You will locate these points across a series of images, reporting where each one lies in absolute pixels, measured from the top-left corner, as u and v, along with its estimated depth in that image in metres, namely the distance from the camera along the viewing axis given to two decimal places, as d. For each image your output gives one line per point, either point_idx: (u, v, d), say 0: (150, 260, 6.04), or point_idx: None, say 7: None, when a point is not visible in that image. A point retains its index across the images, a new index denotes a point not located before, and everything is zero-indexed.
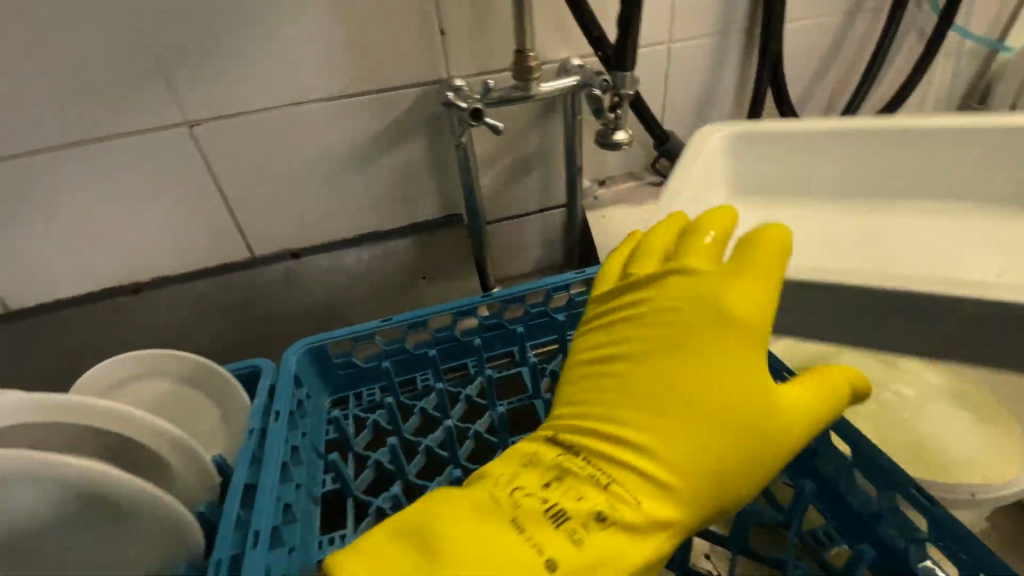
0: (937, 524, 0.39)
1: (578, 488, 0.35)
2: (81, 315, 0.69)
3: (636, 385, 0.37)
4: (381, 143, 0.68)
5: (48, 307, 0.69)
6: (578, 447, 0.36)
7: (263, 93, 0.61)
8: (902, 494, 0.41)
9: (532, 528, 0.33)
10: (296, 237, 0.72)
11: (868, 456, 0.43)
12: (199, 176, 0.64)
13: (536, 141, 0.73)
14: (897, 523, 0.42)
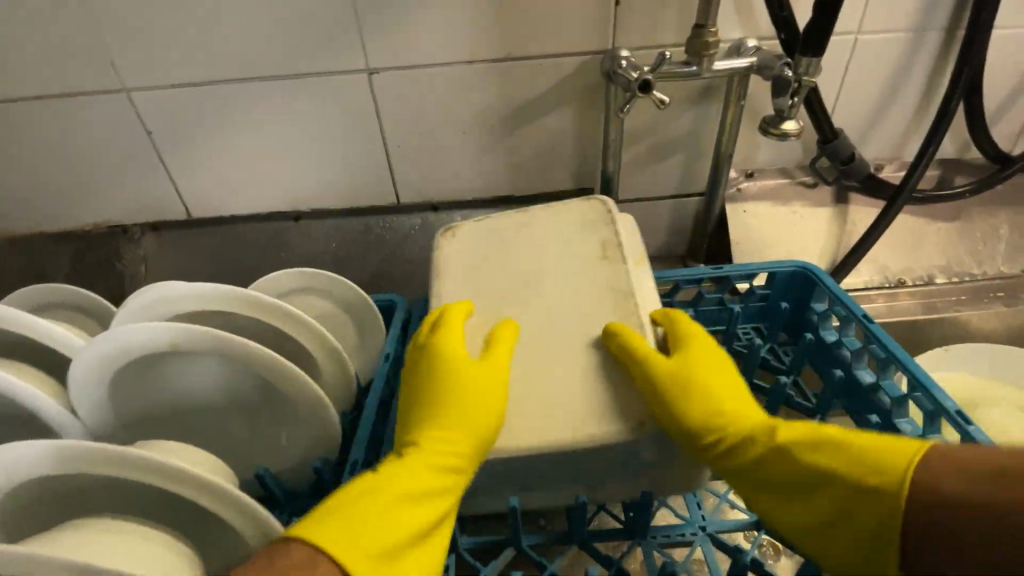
0: None
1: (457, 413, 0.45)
2: (250, 232, 0.79)
3: (453, 347, 0.48)
4: (533, 110, 0.69)
5: (228, 220, 0.79)
6: (468, 386, 0.45)
7: (436, 49, 0.64)
8: None
9: (458, 435, 0.44)
10: (440, 190, 0.76)
11: None
12: (368, 121, 0.70)
13: (687, 125, 0.72)
14: None
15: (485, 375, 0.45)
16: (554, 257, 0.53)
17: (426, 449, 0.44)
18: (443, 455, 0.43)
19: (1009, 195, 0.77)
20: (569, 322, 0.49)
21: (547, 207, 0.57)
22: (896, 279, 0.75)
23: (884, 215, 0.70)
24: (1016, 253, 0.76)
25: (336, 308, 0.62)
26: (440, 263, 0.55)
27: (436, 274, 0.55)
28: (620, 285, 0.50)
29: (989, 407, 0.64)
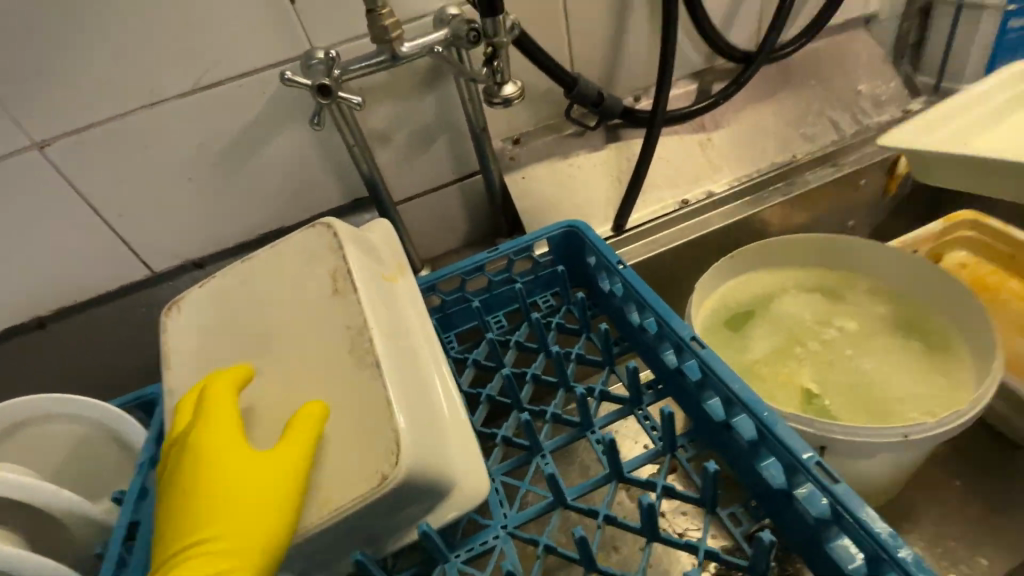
0: (839, 499, 0.34)
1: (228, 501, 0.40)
2: None
3: (220, 432, 0.41)
4: (257, 136, 0.63)
5: None
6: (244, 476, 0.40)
7: (111, 100, 0.56)
8: (802, 467, 0.36)
9: (232, 534, 0.38)
10: (196, 246, 0.68)
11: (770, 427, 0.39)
12: (69, 199, 0.60)
13: (433, 107, 0.67)
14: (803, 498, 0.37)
15: (262, 458, 0.40)
16: (285, 320, 0.48)
17: (195, 556, 0.38)
18: (219, 558, 0.38)
19: (762, 90, 0.80)
20: (310, 406, 0.44)
21: (272, 264, 0.52)
22: (682, 200, 0.76)
23: (646, 144, 0.70)
24: (784, 143, 0.79)
25: (103, 435, 0.53)
26: (171, 354, 0.50)
27: (164, 364, 0.49)
28: (352, 315, 0.46)
29: (780, 297, 0.66)
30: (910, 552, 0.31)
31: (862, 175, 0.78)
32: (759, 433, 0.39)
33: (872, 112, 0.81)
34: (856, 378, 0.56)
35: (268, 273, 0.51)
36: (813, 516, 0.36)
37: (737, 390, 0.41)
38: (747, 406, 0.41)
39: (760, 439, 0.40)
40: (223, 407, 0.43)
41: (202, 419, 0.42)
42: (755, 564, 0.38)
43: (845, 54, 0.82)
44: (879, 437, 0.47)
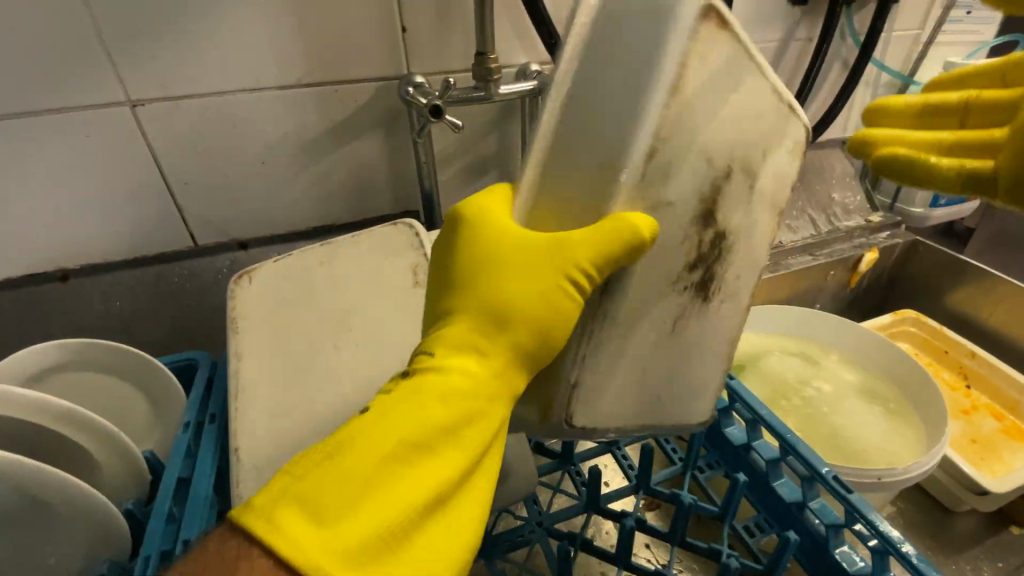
0: (853, 505, 0.42)
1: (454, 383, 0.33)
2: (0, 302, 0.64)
3: (486, 280, 0.35)
4: (334, 136, 0.67)
5: None
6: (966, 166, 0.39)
7: (212, 77, 0.60)
8: (820, 478, 0.44)
9: (432, 417, 0.32)
10: (245, 226, 0.70)
11: (794, 445, 0.46)
12: (142, 159, 0.62)
13: (495, 141, 0.75)
14: (816, 508, 0.45)
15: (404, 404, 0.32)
16: (363, 302, 0.52)
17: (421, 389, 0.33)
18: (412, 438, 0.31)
19: None
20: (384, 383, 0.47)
21: (352, 251, 0.55)
22: None
23: None
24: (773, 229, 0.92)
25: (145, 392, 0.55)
26: (240, 319, 0.52)
27: (232, 327, 0.51)
28: None
29: (766, 356, 0.77)
30: (913, 547, 0.39)
31: (832, 266, 0.92)
32: (782, 449, 0.47)
33: (843, 216, 0.96)
34: (833, 429, 0.65)
35: (347, 258, 0.55)
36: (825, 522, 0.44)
37: (764, 414, 0.49)
38: (771, 428, 0.49)
39: (781, 458, 0.48)
40: (501, 233, 0.34)
41: (493, 293, 0.34)
42: (774, 564, 0.44)
43: (826, 166, 0.98)
44: (860, 477, 0.55)
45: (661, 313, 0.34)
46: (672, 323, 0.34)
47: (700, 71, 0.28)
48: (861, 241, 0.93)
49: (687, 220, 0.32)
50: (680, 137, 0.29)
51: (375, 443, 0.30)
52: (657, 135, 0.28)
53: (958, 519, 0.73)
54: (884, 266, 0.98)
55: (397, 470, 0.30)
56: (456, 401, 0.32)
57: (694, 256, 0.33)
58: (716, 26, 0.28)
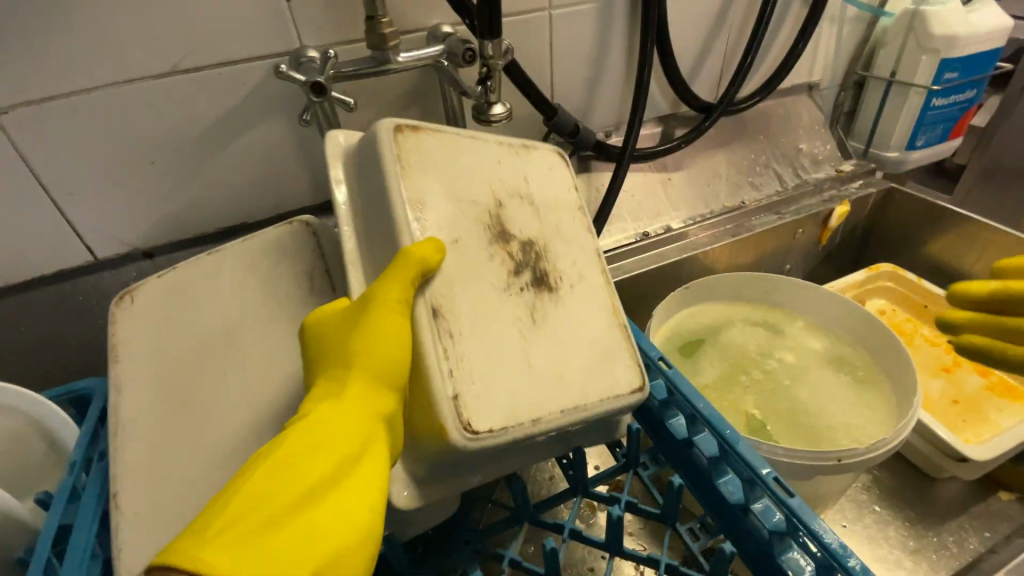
0: (795, 511, 0.38)
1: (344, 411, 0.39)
2: None
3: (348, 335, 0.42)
4: (233, 125, 0.61)
5: None
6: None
7: (76, 72, 0.53)
8: (761, 481, 0.40)
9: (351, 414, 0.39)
10: (150, 233, 0.64)
11: (732, 443, 0.42)
12: (13, 171, 0.55)
13: (416, 117, 0.68)
14: (760, 512, 0.41)
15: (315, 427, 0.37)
16: None
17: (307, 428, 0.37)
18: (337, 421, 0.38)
19: (719, 139, 0.87)
20: None
21: (245, 258, 0.50)
22: (643, 232, 0.80)
23: (616, 176, 0.75)
24: (736, 188, 0.86)
25: (38, 430, 0.48)
26: (122, 347, 0.47)
27: (114, 357, 0.46)
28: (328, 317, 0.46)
29: (727, 328, 0.71)
30: (856, 560, 0.34)
31: (801, 224, 0.86)
32: (721, 449, 0.43)
33: (811, 169, 0.90)
34: (791, 404, 0.61)
35: (239, 267, 0.50)
36: (768, 528, 0.40)
37: (703, 410, 0.45)
38: (711, 425, 0.44)
39: (722, 456, 0.43)
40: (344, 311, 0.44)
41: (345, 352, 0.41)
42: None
43: (791, 115, 0.91)
44: (816, 460, 0.51)
45: (511, 313, 0.46)
46: (529, 316, 0.46)
47: (420, 159, 0.46)
48: (830, 194, 0.87)
49: (483, 246, 0.47)
50: (437, 204, 0.46)
51: (286, 458, 0.35)
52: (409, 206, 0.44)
53: (937, 483, 0.69)
54: (857, 218, 0.92)
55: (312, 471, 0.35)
56: (337, 421, 0.38)
57: (514, 267, 0.47)
58: (409, 133, 0.47)
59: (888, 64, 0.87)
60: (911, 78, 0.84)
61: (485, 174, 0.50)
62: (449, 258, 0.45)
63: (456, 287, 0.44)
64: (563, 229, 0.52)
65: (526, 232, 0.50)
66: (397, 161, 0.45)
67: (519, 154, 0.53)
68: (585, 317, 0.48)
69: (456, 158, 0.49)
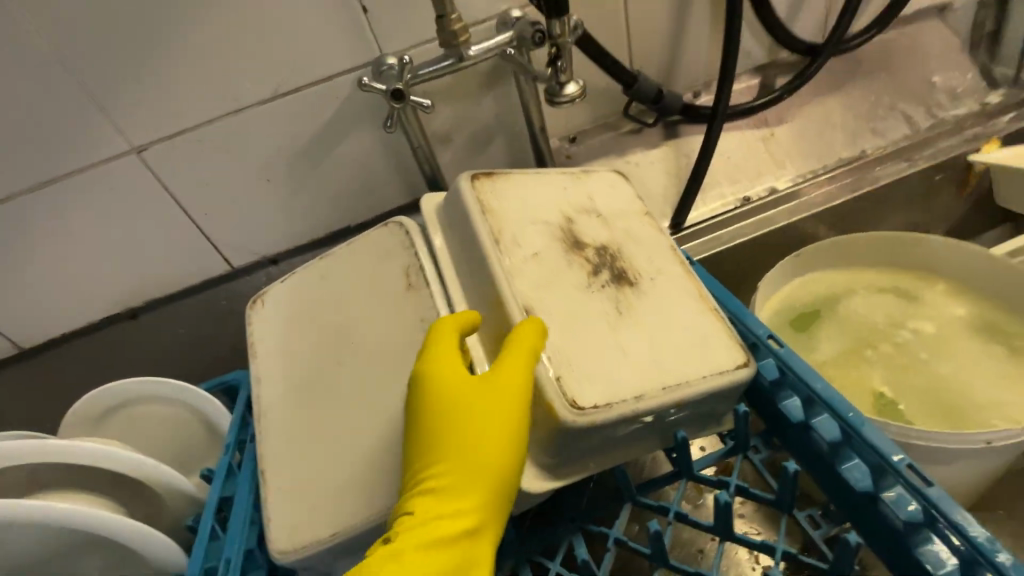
0: (933, 502, 0.34)
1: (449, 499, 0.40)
2: (79, 351, 0.71)
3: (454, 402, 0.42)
4: (328, 138, 0.66)
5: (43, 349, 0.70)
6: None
7: (198, 107, 0.61)
8: (891, 468, 0.36)
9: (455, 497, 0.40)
10: (270, 243, 0.72)
11: (856, 428, 0.38)
12: (160, 200, 0.65)
13: (492, 107, 0.68)
14: (892, 502, 0.36)
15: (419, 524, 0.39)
16: (359, 316, 0.51)
17: (415, 539, 0.38)
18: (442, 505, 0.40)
19: (826, 84, 0.78)
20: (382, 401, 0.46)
21: (347, 260, 0.54)
22: (743, 197, 0.73)
23: (708, 140, 0.69)
24: (853, 137, 0.76)
25: (199, 416, 0.57)
26: (257, 348, 0.53)
27: (251, 355, 0.53)
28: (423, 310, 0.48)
29: (848, 297, 0.64)
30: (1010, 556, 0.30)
31: (938, 170, 0.74)
32: (843, 434, 0.39)
33: (949, 103, 0.77)
34: (927, 381, 0.54)
35: (343, 271, 0.54)
36: (903, 519, 0.35)
37: (821, 392, 0.40)
38: (830, 407, 0.40)
39: (844, 440, 0.39)
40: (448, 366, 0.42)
41: (443, 435, 0.41)
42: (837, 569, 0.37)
43: (917, 45, 0.79)
44: (961, 445, 0.45)
45: (594, 308, 0.46)
46: (614, 309, 0.46)
47: (496, 198, 0.52)
48: (975, 132, 0.74)
49: (561, 256, 0.49)
50: (516, 229, 0.50)
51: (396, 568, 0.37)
52: (490, 234, 0.49)
53: None
54: None
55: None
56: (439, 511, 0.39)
57: (591, 268, 0.48)
58: (483, 180, 0.53)
59: None
60: None
61: (554, 200, 0.54)
62: (533, 269, 0.47)
63: (543, 290, 0.46)
64: (634, 233, 0.53)
65: (600, 239, 0.52)
66: (478, 206, 0.51)
67: (586, 183, 0.57)
68: (680, 313, 0.46)
69: (527, 192, 0.54)
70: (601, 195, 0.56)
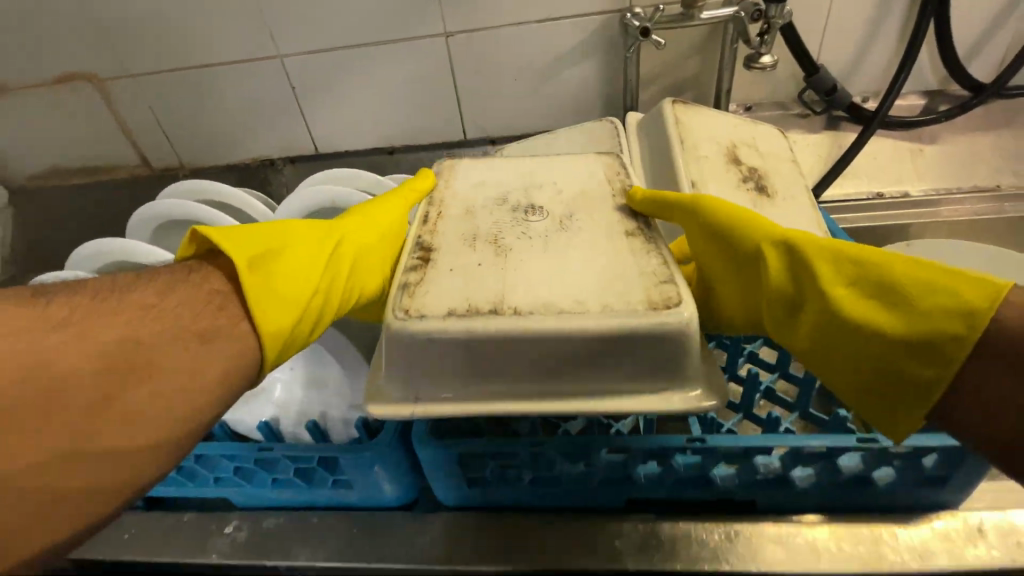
0: None
1: (348, 233, 0.59)
2: (358, 163, 1.08)
3: (395, 201, 0.63)
4: (569, 59, 0.92)
5: (342, 154, 1.08)
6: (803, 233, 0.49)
7: (497, 15, 0.88)
8: None
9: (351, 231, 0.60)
10: (501, 125, 1.01)
11: None
12: (445, 73, 0.95)
13: (694, 66, 0.91)
14: None
15: (319, 234, 0.58)
16: None
17: (316, 236, 0.58)
18: (343, 233, 0.59)
19: (985, 122, 0.90)
20: None
21: (566, 137, 0.78)
22: (875, 192, 0.88)
23: (861, 136, 0.85)
24: (995, 172, 0.87)
25: None
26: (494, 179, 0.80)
27: None
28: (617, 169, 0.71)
29: None
30: None
31: None
32: None
33: None
34: None
35: (564, 140, 0.78)
36: None
37: None
38: None
39: None
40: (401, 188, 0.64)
41: (381, 207, 0.63)
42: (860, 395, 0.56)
43: None
44: None
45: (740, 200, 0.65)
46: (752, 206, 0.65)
47: (686, 116, 0.71)
48: None
49: (723, 164, 0.68)
50: (697, 138, 0.69)
51: (287, 241, 0.56)
52: (681, 138, 0.69)
53: None
54: None
55: (297, 245, 0.56)
56: (341, 237, 0.59)
57: (742, 177, 0.68)
58: (680, 104, 0.72)
59: None
60: None
61: (727, 129, 0.73)
62: (705, 165, 0.67)
63: (706, 178, 0.65)
64: (780, 167, 0.72)
65: (754, 163, 0.71)
66: (672, 118, 0.70)
67: (757, 128, 0.76)
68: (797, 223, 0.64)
69: (709, 118, 0.72)
70: (766, 136, 0.75)
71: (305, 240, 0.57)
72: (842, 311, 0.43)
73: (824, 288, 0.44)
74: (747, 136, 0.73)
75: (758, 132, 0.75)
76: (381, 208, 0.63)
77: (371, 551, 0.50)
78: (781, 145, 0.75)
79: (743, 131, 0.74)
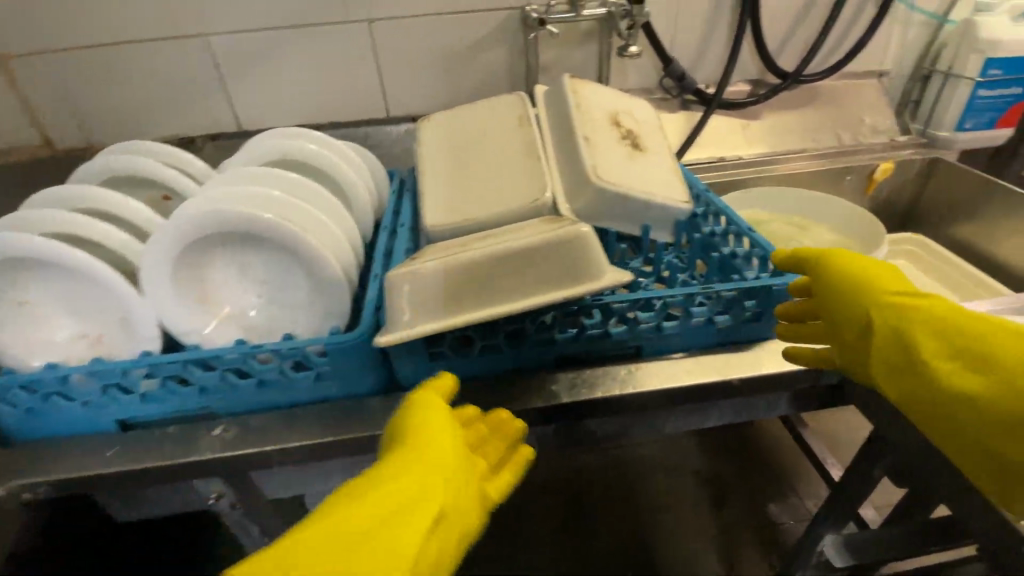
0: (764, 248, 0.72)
1: (404, 502, 0.45)
2: None
3: (417, 427, 0.51)
4: (478, 46, 1.07)
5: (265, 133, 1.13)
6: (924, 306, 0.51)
7: (413, 6, 1.01)
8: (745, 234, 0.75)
9: (400, 488, 0.46)
10: (419, 104, 1.13)
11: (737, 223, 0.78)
12: (366, 56, 1.06)
13: (580, 55, 1.10)
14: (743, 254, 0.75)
15: (336, 515, 0.43)
16: (485, 132, 0.88)
17: (345, 518, 0.43)
18: (394, 500, 0.45)
19: (793, 102, 1.20)
20: (494, 167, 0.82)
21: (482, 107, 0.93)
22: (717, 157, 1.14)
23: (703, 116, 1.09)
24: (800, 138, 1.18)
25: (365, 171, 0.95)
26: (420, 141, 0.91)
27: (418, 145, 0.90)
28: (526, 129, 0.86)
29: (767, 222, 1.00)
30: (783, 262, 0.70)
31: (849, 171, 1.16)
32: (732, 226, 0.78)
33: (869, 135, 1.21)
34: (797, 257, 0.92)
35: (480, 110, 0.92)
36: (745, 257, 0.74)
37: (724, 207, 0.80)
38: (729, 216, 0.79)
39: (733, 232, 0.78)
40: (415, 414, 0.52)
41: (413, 443, 0.49)
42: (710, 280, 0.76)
43: (858, 95, 1.22)
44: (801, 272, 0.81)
45: (620, 148, 0.83)
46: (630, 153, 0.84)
47: (578, 88, 0.89)
48: (880, 154, 1.16)
49: (608, 123, 0.86)
50: (588, 103, 0.87)
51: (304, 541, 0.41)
52: (576, 103, 0.86)
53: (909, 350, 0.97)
54: (902, 180, 1.21)
55: (308, 539, 0.42)
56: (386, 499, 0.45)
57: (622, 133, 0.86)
58: (576, 79, 0.90)
59: (948, 61, 1.16)
60: (964, 72, 1.12)
61: (609, 100, 0.92)
62: (594, 122, 0.84)
63: (596, 131, 0.83)
64: (649, 130, 0.92)
65: (629, 125, 0.90)
66: (569, 89, 0.87)
67: (631, 101, 0.95)
68: (662, 166, 0.84)
69: (595, 90, 0.91)
70: (636, 107, 0.95)
71: (338, 534, 0.42)
72: (951, 385, 0.48)
73: (932, 367, 0.49)
74: (623, 106, 0.93)
75: (631, 104, 0.95)
76: (411, 447, 0.49)
77: (354, 425, 0.61)
78: (648, 115, 0.95)
79: (621, 102, 0.93)
